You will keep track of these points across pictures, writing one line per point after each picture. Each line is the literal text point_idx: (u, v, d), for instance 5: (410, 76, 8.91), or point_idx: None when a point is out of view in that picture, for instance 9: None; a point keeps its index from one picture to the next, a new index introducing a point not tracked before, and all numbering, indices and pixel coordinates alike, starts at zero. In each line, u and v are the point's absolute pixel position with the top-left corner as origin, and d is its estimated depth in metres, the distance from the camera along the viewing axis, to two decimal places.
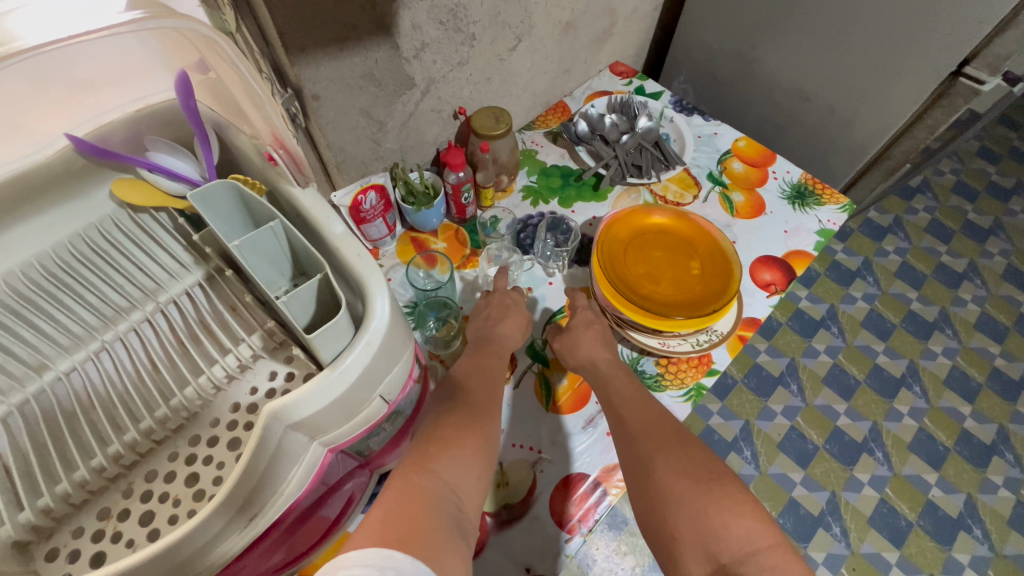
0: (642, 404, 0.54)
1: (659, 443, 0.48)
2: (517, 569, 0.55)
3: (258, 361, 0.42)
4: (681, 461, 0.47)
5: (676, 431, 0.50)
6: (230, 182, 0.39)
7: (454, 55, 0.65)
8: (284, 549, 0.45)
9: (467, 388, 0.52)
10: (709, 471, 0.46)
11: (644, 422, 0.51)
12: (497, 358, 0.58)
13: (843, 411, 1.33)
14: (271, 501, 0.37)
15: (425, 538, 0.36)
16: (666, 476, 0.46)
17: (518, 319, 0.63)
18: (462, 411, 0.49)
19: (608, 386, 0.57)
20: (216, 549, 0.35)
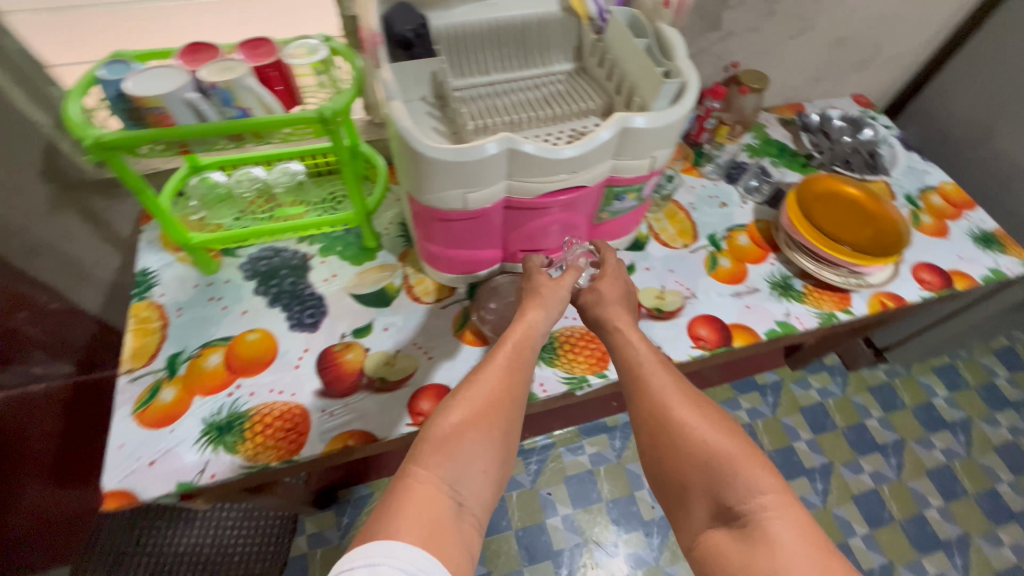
0: (651, 393, 0.57)
1: (680, 408, 0.55)
2: (651, 343, 0.78)
3: (589, 115, 0.71)
4: (703, 424, 0.54)
5: (686, 413, 0.55)
6: (631, 12, 0.69)
7: (754, 20, 0.90)
8: (542, 231, 0.74)
9: (477, 374, 0.59)
10: (714, 445, 0.52)
11: (659, 397, 0.56)
12: (509, 344, 0.62)
13: (936, 506, 1.31)
14: (581, 171, 0.65)
15: (441, 537, 0.45)
16: (687, 438, 0.53)
17: (540, 309, 0.65)
18: (469, 403, 0.55)
19: (634, 362, 0.61)
20: (553, 174, 0.63)
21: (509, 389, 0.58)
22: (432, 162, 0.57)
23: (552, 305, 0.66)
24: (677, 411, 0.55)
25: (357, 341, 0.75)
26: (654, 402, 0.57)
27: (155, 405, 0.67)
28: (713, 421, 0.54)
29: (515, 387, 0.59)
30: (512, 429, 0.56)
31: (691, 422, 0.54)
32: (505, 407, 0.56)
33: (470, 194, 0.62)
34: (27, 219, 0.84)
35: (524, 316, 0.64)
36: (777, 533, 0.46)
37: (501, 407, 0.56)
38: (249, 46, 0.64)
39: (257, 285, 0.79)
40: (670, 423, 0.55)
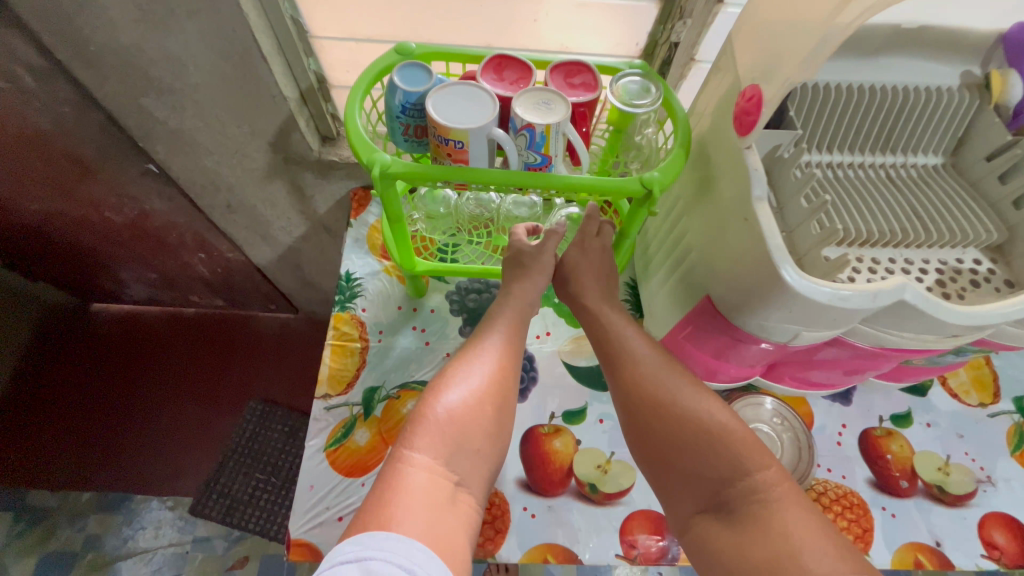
0: (643, 391, 0.54)
1: (679, 391, 0.53)
2: (929, 535, 0.60)
3: (968, 246, 0.51)
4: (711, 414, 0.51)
5: (674, 407, 0.51)
6: None
7: None
8: (835, 369, 0.58)
9: (474, 350, 0.56)
10: (704, 432, 0.49)
11: (648, 395, 0.53)
12: (503, 320, 0.59)
13: None
14: (960, 337, 0.47)
15: (442, 530, 0.42)
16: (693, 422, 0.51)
17: (525, 282, 0.61)
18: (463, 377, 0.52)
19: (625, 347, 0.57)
20: (923, 334, 0.46)
21: (502, 365, 0.55)
22: (795, 298, 0.42)
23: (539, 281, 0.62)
24: (663, 400, 0.52)
25: (567, 426, 0.64)
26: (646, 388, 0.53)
27: (348, 446, 0.61)
28: (702, 397, 0.52)
29: (512, 368, 0.56)
30: (505, 407, 0.53)
31: (681, 410, 0.51)
32: (500, 390, 0.53)
33: (804, 332, 0.47)
34: (240, 182, 0.79)
35: (510, 293, 0.60)
36: (775, 522, 0.44)
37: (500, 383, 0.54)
38: (562, 71, 0.50)
39: (463, 323, 0.70)
40: (659, 420, 0.52)
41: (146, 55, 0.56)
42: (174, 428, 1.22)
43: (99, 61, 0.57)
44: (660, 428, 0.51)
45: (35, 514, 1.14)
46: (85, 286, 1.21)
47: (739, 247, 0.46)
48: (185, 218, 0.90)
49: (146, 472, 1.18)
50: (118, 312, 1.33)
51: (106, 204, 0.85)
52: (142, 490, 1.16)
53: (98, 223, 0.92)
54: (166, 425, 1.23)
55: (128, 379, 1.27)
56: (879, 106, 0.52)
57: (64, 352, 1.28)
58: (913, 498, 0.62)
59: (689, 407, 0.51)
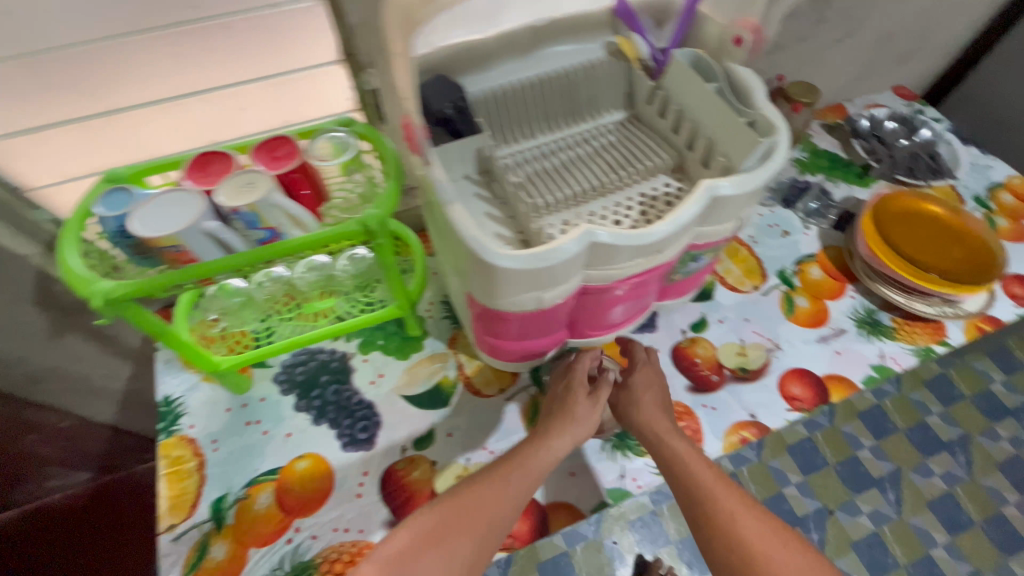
0: (695, 482, 0.58)
1: (734, 511, 0.55)
2: (744, 411, 0.70)
3: (658, 175, 0.62)
4: (768, 540, 0.53)
5: (735, 502, 0.56)
6: (697, 50, 0.59)
7: (801, 30, 0.82)
8: (613, 310, 0.66)
9: (474, 489, 0.54)
10: (770, 531, 0.54)
11: (706, 490, 0.57)
12: (529, 459, 0.58)
13: None
14: (665, 252, 0.57)
15: None
16: (743, 538, 0.53)
17: (564, 437, 0.61)
18: (450, 521, 0.51)
19: (678, 452, 0.60)
20: (634, 260, 0.55)
21: (497, 510, 0.53)
22: (500, 271, 0.49)
23: (580, 435, 0.62)
24: (716, 502, 0.56)
25: (421, 452, 0.66)
26: (717, 509, 0.55)
27: (206, 566, 0.59)
28: (783, 537, 0.54)
29: (510, 502, 0.54)
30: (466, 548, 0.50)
31: (741, 514, 0.55)
32: (488, 536, 0.52)
33: (544, 293, 0.54)
34: (29, 351, 0.75)
35: (551, 442, 0.60)
36: None
37: (490, 525, 0.53)
38: (266, 149, 0.54)
39: (297, 399, 0.70)
40: (720, 510, 0.56)
41: None
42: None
43: None
44: (721, 527, 0.54)
45: None
46: None
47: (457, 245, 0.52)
48: None
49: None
50: None
51: None
52: None
53: None
54: None
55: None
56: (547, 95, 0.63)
57: None
58: (724, 387, 0.72)
59: (746, 522, 0.54)
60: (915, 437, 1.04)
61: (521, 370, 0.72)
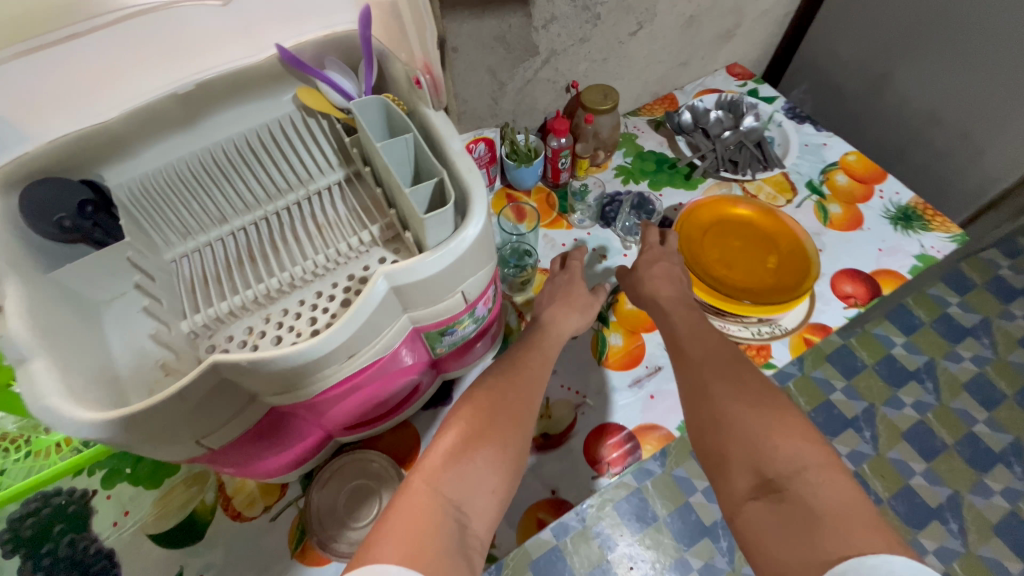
0: (689, 356, 0.53)
1: (717, 370, 0.49)
2: (544, 489, 0.61)
3: (373, 248, 0.51)
4: (743, 387, 0.48)
5: (731, 362, 0.50)
6: (382, 98, 0.49)
7: (578, 31, 0.72)
8: (365, 405, 0.57)
9: (502, 384, 0.54)
10: (755, 395, 0.46)
11: (702, 358, 0.52)
12: (546, 351, 0.60)
13: (920, 470, 1.15)
14: (366, 350, 0.47)
15: (430, 561, 0.38)
16: (727, 398, 0.47)
17: (571, 315, 0.64)
18: (488, 415, 0.51)
19: (670, 319, 0.58)
20: (323, 371, 0.45)
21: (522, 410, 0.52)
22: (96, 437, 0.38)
23: (580, 318, 0.65)
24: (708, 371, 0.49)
25: None
26: (714, 358, 0.51)
27: None
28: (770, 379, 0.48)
29: (534, 391, 0.54)
30: (511, 449, 0.50)
31: (734, 386, 0.48)
32: (522, 426, 0.51)
33: (204, 437, 0.43)
34: None
35: (556, 321, 0.63)
36: (825, 487, 0.39)
37: (518, 427, 0.51)
38: None
39: (23, 559, 0.59)
40: (708, 381, 0.49)
41: None
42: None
43: None
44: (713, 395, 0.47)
45: None
46: None
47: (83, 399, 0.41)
48: None
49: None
50: None
51: None
52: None
53: None
54: None
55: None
56: (232, 168, 0.53)
57: None
58: (523, 462, 0.63)
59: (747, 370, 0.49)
60: (882, 370, 1.24)
61: (290, 480, 0.62)
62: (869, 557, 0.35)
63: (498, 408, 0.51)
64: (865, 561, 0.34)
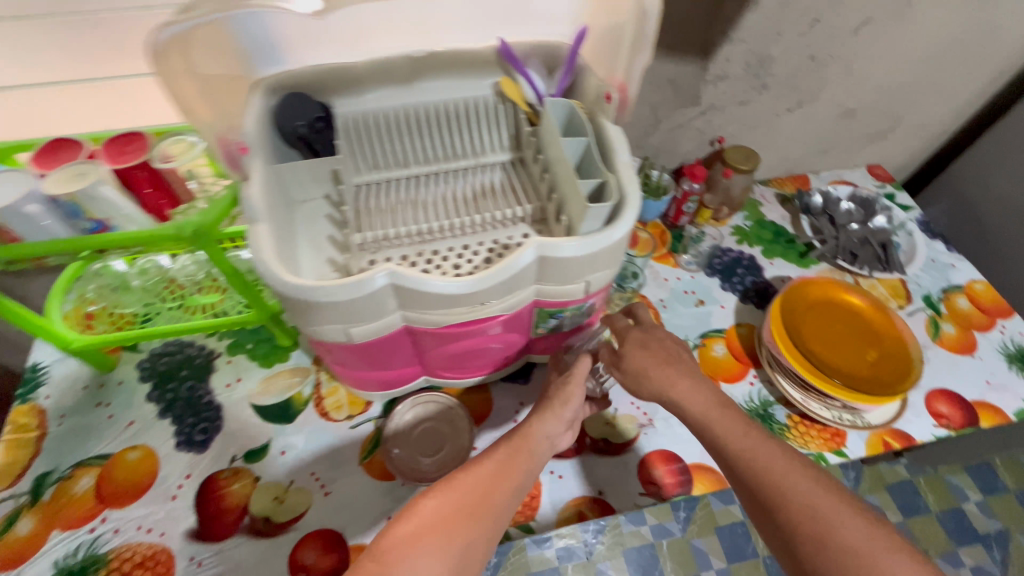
0: (756, 482, 0.46)
1: (802, 519, 0.43)
2: (592, 488, 0.65)
3: (519, 223, 0.59)
4: (850, 544, 0.41)
5: (822, 506, 0.43)
6: (571, 103, 0.57)
7: (741, 94, 0.78)
8: (464, 355, 0.64)
9: (460, 476, 0.48)
10: (869, 550, 0.41)
11: (775, 500, 0.45)
12: (513, 456, 0.52)
13: None
14: (494, 303, 0.54)
15: None
16: (823, 558, 0.41)
17: (552, 423, 0.57)
18: (443, 508, 0.46)
19: (721, 444, 0.50)
20: (456, 308, 0.53)
21: (486, 493, 0.48)
22: (286, 296, 0.48)
23: (561, 412, 0.58)
24: (791, 517, 0.43)
25: (246, 467, 0.65)
26: (782, 497, 0.44)
27: (8, 539, 0.60)
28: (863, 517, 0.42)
29: (497, 493, 0.48)
30: (462, 535, 0.44)
31: (834, 542, 0.41)
32: (483, 518, 0.46)
33: (350, 329, 0.52)
34: None
35: (538, 421, 0.56)
36: None
37: (478, 527, 0.45)
38: (117, 144, 0.55)
39: (151, 389, 0.71)
40: (800, 531, 0.43)
41: None
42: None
43: None
44: (808, 550, 0.42)
45: None
46: None
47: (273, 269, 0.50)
48: None
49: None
50: None
51: None
52: None
53: None
54: None
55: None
56: (426, 125, 0.62)
57: None
58: (580, 456, 0.67)
59: (825, 507, 0.43)
60: (947, 524, 0.95)
61: (375, 399, 0.70)
62: None
63: (459, 500, 0.46)
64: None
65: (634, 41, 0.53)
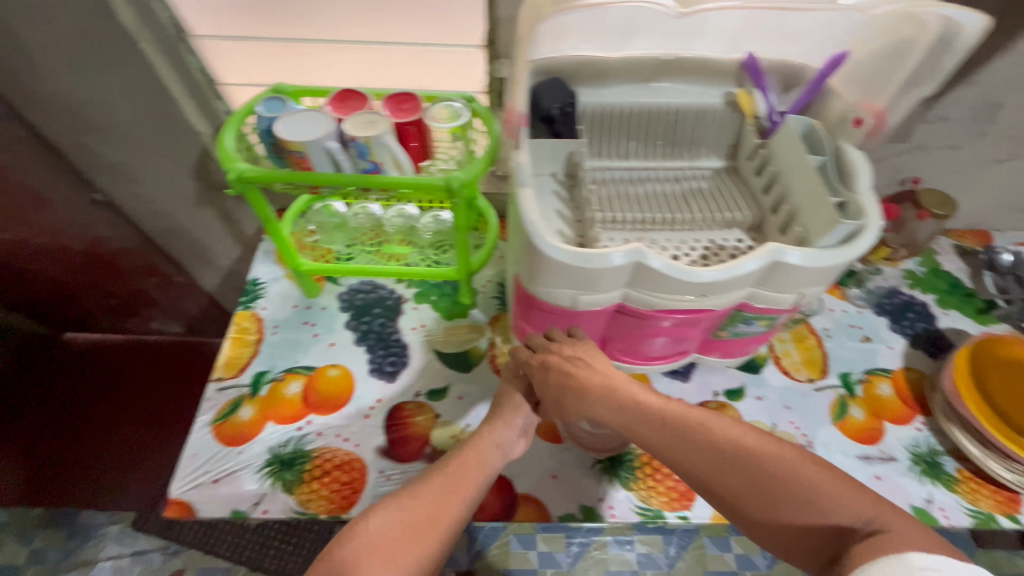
0: (710, 485, 0.42)
1: (764, 516, 0.39)
2: None
3: (733, 228, 0.63)
4: (738, 480, 0.40)
5: (786, 506, 0.39)
6: (812, 121, 0.59)
7: (953, 138, 0.76)
8: (648, 341, 0.68)
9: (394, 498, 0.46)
10: (738, 472, 0.41)
11: (737, 498, 0.41)
12: (450, 468, 0.50)
13: None
14: (712, 298, 0.57)
15: None
16: (706, 478, 0.42)
17: (502, 427, 0.58)
18: (381, 530, 0.43)
19: (631, 419, 0.49)
20: (678, 295, 0.56)
21: (425, 507, 0.45)
22: (551, 264, 0.52)
23: (510, 418, 0.60)
24: (723, 490, 0.41)
25: (429, 403, 0.72)
26: (738, 496, 0.41)
27: (233, 421, 0.70)
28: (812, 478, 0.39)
29: (434, 510, 0.45)
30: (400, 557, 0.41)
31: (759, 506, 0.40)
32: (428, 537, 0.43)
33: (579, 297, 0.57)
34: (176, 208, 0.92)
35: (480, 432, 0.56)
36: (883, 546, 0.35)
37: (423, 541, 0.43)
38: (394, 100, 0.63)
39: (350, 318, 0.80)
40: (757, 525, 0.40)
41: (79, 99, 0.70)
42: (109, 450, 1.31)
43: (46, 106, 0.71)
44: (767, 535, 0.40)
45: None
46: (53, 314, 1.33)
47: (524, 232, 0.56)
48: (135, 243, 1.03)
49: (79, 494, 1.27)
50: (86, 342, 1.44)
51: (64, 232, 0.99)
52: (87, 509, 1.25)
53: (60, 252, 1.05)
54: (110, 445, 1.32)
55: (61, 403, 1.35)
56: (655, 124, 0.67)
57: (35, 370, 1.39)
58: None
59: (753, 441, 0.42)
60: None
61: None
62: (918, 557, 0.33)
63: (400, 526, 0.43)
64: (901, 561, 0.33)
65: (909, 81, 0.57)
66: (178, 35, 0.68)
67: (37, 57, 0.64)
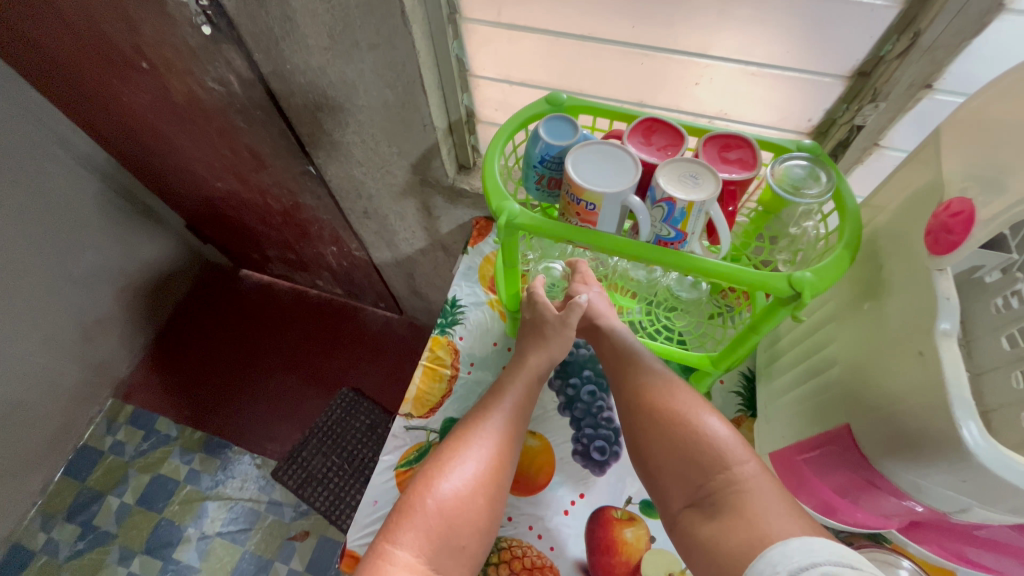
0: (634, 407, 0.50)
1: (663, 438, 0.47)
2: None
3: None
4: (658, 420, 0.48)
5: (677, 427, 0.47)
6: None
7: None
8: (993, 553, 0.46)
9: (466, 427, 0.51)
10: (668, 424, 0.47)
11: (639, 413, 0.49)
12: (511, 394, 0.54)
13: None
14: None
15: None
16: (633, 398, 0.50)
17: (542, 353, 0.57)
18: (449, 446, 0.50)
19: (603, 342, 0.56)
20: None
21: (502, 444, 0.50)
22: (971, 467, 0.34)
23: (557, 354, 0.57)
24: (643, 421, 0.49)
25: (642, 517, 0.58)
26: (645, 418, 0.49)
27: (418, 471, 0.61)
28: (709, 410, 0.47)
29: (502, 443, 0.50)
30: (474, 482, 0.47)
31: (665, 444, 0.47)
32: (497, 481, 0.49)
33: (972, 506, 0.38)
34: (379, 194, 0.85)
35: (524, 363, 0.56)
36: (751, 507, 0.41)
37: (490, 468, 0.49)
38: (718, 144, 0.46)
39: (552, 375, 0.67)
40: (641, 431, 0.49)
41: (327, 77, 0.63)
42: (260, 389, 1.37)
43: (291, 78, 0.65)
44: (651, 451, 0.48)
45: (158, 439, 1.31)
46: (239, 253, 1.40)
47: (915, 391, 0.37)
48: (327, 216, 0.99)
49: (229, 424, 1.32)
50: (260, 281, 1.52)
51: (271, 192, 0.98)
52: (239, 443, 1.30)
53: (260, 206, 1.06)
54: (263, 387, 1.37)
55: (230, 336, 1.45)
56: None
57: (216, 298, 1.50)
58: None
59: (683, 400, 0.48)
60: None
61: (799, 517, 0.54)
62: (791, 539, 0.37)
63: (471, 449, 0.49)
64: (784, 547, 0.37)
65: None
66: (448, 15, 0.56)
67: (301, 26, 0.56)
